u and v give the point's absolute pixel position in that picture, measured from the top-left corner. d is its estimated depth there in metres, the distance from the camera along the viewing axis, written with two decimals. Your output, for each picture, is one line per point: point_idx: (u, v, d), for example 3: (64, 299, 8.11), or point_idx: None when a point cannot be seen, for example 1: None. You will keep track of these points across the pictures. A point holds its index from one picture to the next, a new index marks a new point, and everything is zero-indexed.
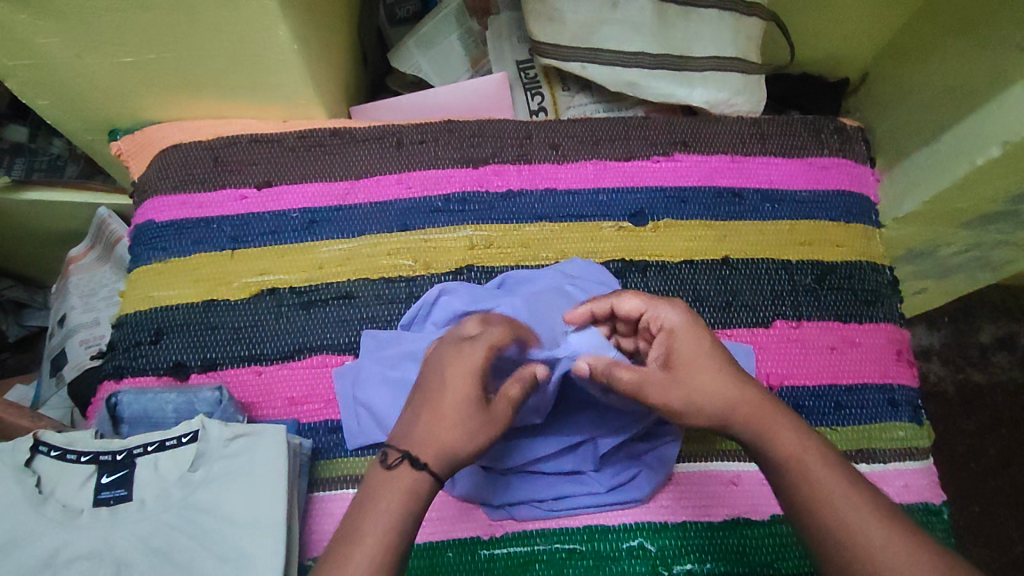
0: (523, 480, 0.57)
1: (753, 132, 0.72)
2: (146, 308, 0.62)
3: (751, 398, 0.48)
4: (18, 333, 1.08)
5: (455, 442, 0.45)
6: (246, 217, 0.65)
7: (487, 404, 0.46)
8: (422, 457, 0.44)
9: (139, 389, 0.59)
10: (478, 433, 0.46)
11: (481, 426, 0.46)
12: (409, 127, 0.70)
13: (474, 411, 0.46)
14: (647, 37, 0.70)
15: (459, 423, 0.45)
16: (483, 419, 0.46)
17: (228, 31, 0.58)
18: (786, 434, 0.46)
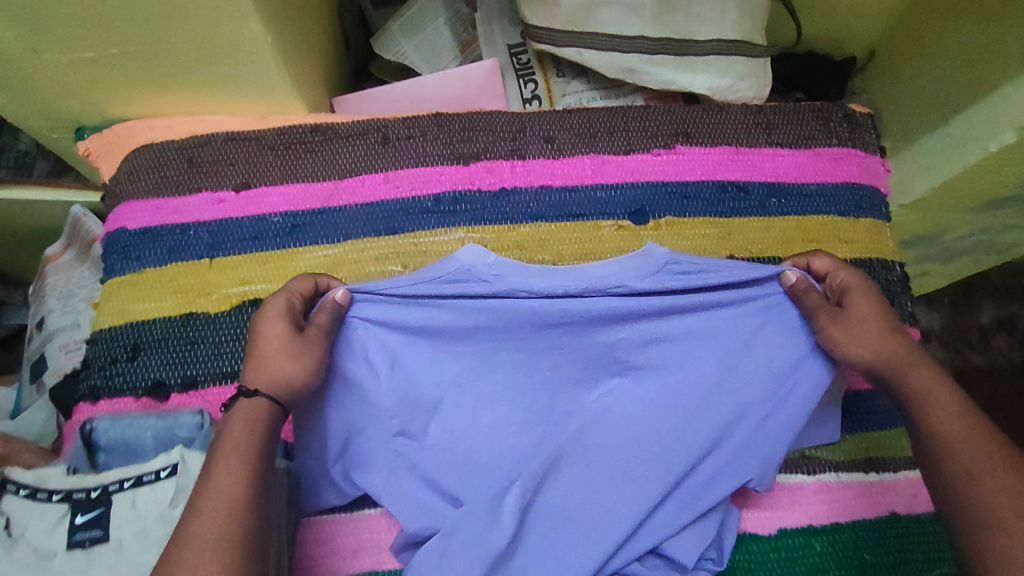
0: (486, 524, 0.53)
1: (759, 121, 0.68)
2: (121, 323, 0.59)
3: (903, 349, 0.52)
4: None
5: (290, 373, 0.50)
6: (225, 223, 0.62)
7: (288, 336, 0.51)
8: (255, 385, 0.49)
9: (116, 416, 0.56)
10: (298, 362, 0.50)
11: (303, 353, 0.51)
12: (395, 122, 0.66)
13: (297, 347, 0.51)
14: (646, 20, 0.66)
15: (292, 359, 0.50)
16: (297, 353, 0.51)
17: (197, 24, 0.53)
18: (922, 377, 0.50)
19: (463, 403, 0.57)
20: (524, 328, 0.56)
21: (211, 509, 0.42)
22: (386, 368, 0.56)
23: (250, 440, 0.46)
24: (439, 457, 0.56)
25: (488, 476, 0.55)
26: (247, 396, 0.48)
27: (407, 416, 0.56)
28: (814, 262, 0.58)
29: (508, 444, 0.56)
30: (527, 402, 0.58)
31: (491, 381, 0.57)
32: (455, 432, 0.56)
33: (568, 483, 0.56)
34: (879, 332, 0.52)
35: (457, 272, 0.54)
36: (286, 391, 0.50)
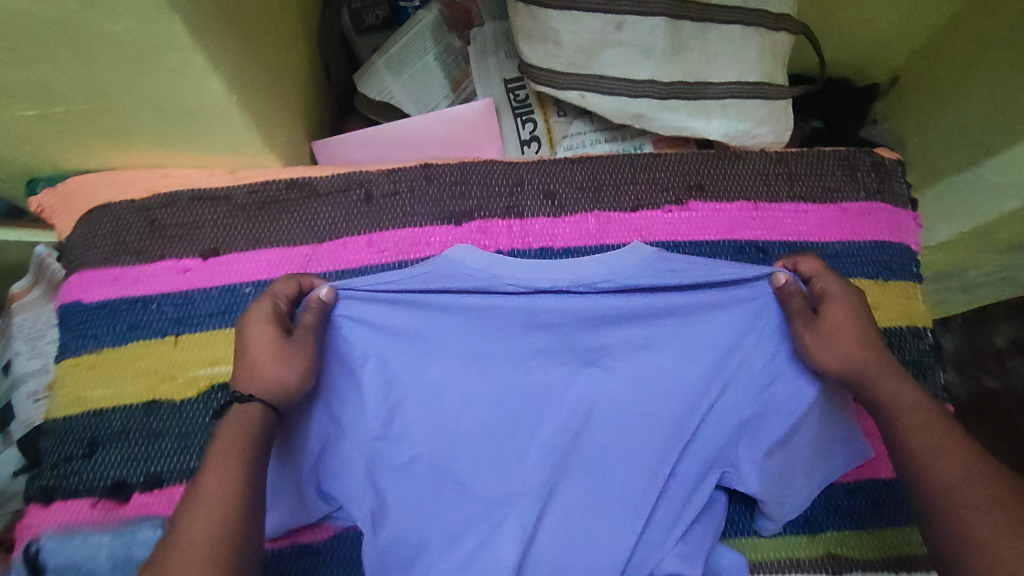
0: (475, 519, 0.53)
1: (779, 172, 0.62)
2: (76, 413, 0.54)
3: (878, 360, 0.49)
4: None
5: (281, 376, 0.48)
6: (191, 294, 0.56)
7: (277, 340, 0.48)
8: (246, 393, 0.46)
9: (64, 532, 0.51)
10: (289, 364, 0.48)
11: (295, 354, 0.49)
12: (380, 175, 0.60)
13: (289, 348, 0.48)
14: (658, 63, 0.59)
15: (283, 363, 0.48)
16: (289, 356, 0.48)
17: (152, 85, 0.47)
18: (890, 386, 0.48)
19: (447, 408, 0.54)
20: (511, 329, 0.54)
21: (203, 518, 0.39)
22: (366, 368, 0.53)
23: (243, 446, 0.43)
24: (423, 460, 0.53)
25: (477, 483, 0.54)
26: (242, 401, 0.46)
27: (394, 422, 0.53)
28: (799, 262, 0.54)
29: (492, 445, 0.54)
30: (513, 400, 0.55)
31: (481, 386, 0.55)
32: (439, 432, 0.54)
33: (561, 491, 0.55)
34: (858, 345, 0.49)
35: (445, 270, 0.52)
36: (279, 395, 0.48)
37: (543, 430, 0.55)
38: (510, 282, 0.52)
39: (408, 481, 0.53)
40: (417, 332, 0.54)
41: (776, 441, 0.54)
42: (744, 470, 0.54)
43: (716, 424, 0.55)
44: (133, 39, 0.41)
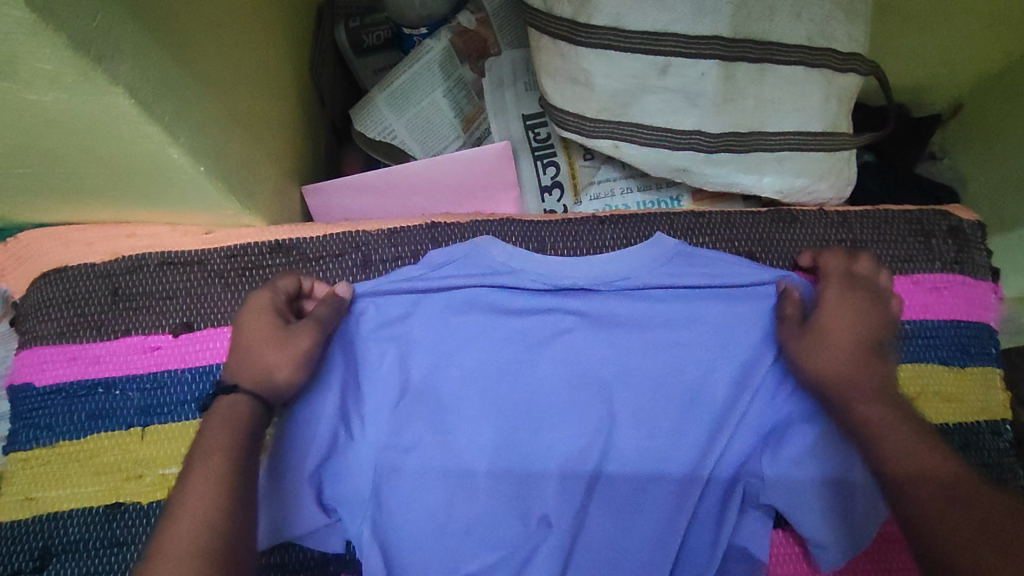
0: (492, 540, 0.46)
1: (842, 237, 0.53)
2: (27, 517, 0.46)
3: (877, 377, 0.43)
4: None
5: (272, 368, 0.41)
6: (160, 377, 0.49)
7: (272, 329, 0.43)
8: (237, 383, 0.40)
9: None
10: (280, 356, 0.42)
11: (289, 343, 0.42)
12: (378, 236, 0.52)
13: (284, 337, 0.42)
14: (706, 111, 0.50)
15: (275, 353, 0.42)
16: (280, 347, 0.42)
17: (95, 151, 0.39)
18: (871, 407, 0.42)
19: (465, 412, 0.48)
20: (535, 329, 0.50)
21: (188, 521, 0.33)
22: (373, 370, 0.48)
23: (233, 440, 0.38)
24: (436, 471, 0.46)
25: (492, 502, 0.47)
26: (228, 392, 0.40)
27: (401, 436, 0.47)
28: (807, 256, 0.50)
29: (518, 459, 0.48)
30: (538, 401, 0.49)
31: (497, 388, 0.48)
32: (454, 444, 0.47)
33: (588, 520, 0.47)
34: (840, 356, 0.44)
35: (472, 258, 0.50)
36: (270, 390, 0.41)
37: (567, 444, 0.48)
38: (532, 277, 0.50)
39: (414, 506, 0.46)
40: (434, 330, 0.49)
41: (805, 455, 0.46)
42: (770, 481, 0.46)
43: (753, 441, 0.47)
44: (65, 108, 0.33)
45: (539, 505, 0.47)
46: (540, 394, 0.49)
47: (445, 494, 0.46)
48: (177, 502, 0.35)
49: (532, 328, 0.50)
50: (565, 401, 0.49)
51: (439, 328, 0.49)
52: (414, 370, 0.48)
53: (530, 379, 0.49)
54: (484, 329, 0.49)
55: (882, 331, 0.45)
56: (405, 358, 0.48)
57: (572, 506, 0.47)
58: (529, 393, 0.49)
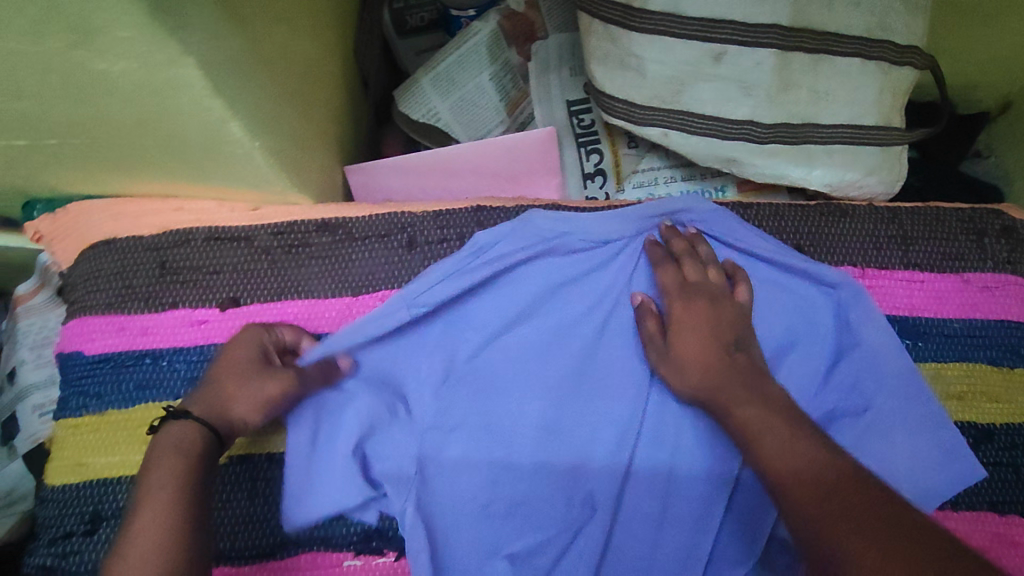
0: (532, 520, 0.47)
1: (893, 233, 0.52)
2: (78, 481, 0.47)
3: (729, 376, 0.45)
4: None
5: (234, 407, 0.43)
6: (207, 350, 0.49)
7: (248, 369, 0.44)
8: (193, 410, 0.42)
9: None
10: (247, 400, 0.44)
11: (258, 387, 0.44)
12: (424, 218, 0.52)
13: (256, 381, 0.44)
14: (758, 101, 0.50)
15: (245, 394, 0.44)
16: (249, 391, 0.44)
17: (153, 125, 0.39)
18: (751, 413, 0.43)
19: (509, 393, 0.49)
20: (578, 312, 0.51)
21: (135, 555, 0.36)
22: (424, 350, 0.50)
23: (178, 470, 0.40)
24: (480, 452, 0.48)
25: (535, 483, 0.48)
26: (182, 418, 0.42)
27: (441, 415, 0.48)
28: (698, 248, 0.50)
29: (560, 438, 0.49)
30: (579, 381, 0.50)
31: (539, 369, 0.50)
32: (499, 424, 0.49)
33: (626, 501, 0.48)
34: (698, 361, 0.46)
35: (526, 240, 0.50)
36: (227, 424, 0.43)
37: (608, 430, 0.49)
38: (579, 239, 0.51)
39: (460, 488, 0.47)
40: (483, 314, 0.51)
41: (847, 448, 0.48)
42: None
43: None
44: (131, 79, 0.33)
45: (579, 487, 0.48)
46: (581, 375, 0.50)
47: (489, 473, 0.48)
48: (126, 532, 0.37)
49: (575, 310, 0.51)
50: (606, 381, 0.50)
51: (486, 313, 0.51)
52: (463, 350, 0.50)
53: (571, 361, 0.50)
54: (528, 311, 0.51)
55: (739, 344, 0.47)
56: (455, 341, 0.50)
57: (611, 486, 0.48)
58: (571, 372, 0.50)
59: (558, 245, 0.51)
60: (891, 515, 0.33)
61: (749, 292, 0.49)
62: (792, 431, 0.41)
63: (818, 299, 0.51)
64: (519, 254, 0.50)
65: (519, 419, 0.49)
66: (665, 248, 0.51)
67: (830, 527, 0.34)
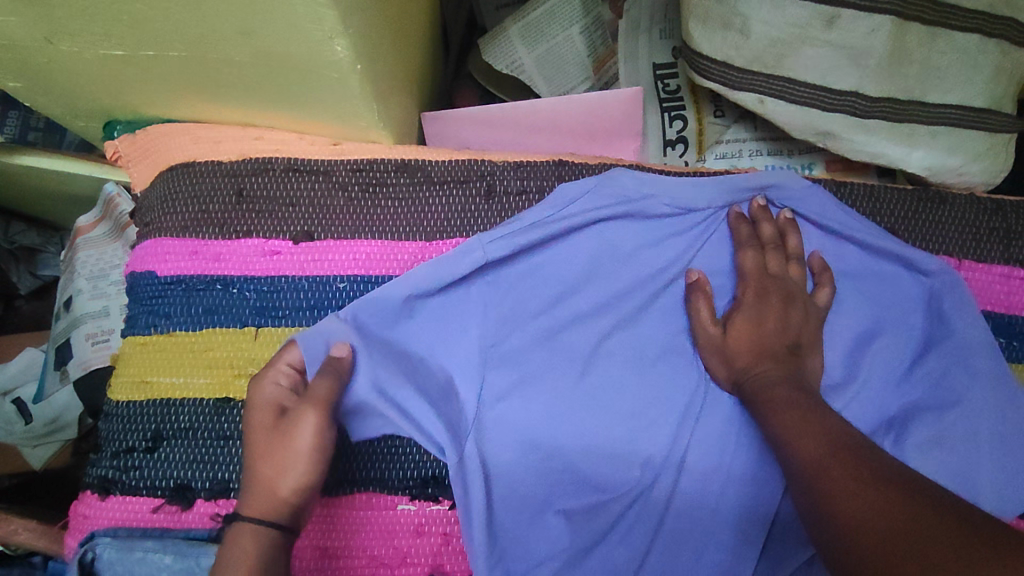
0: (591, 483, 0.46)
1: (994, 225, 0.50)
2: (141, 399, 0.48)
3: (772, 369, 0.44)
4: (31, 285, 0.92)
5: (282, 482, 0.40)
6: (278, 282, 0.49)
7: (275, 433, 0.41)
8: (248, 511, 0.39)
9: (123, 544, 0.44)
10: (289, 469, 0.40)
11: (295, 454, 0.40)
12: (504, 167, 0.51)
13: (284, 444, 0.40)
14: (866, 71, 0.48)
15: (280, 466, 0.40)
16: (285, 458, 0.40)
17: (255, 38, 0.39)
18: (787, 411, 0.41)
19: (575, 355, 0.47)
20: (654, 278, 0.49)
21: None
22: (490, 302, 0.48)
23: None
24: (542, 412, 0.46)
25: (598, 450, 0.46)
26: (243, 523, 0.39)
27: (501, 371, 0.47)
28: (788, 239, 0.48)
29: (629, 403, 0.47)
30: (650, 349, 0.48)
31: (610, 332, 0.48)
32: (565, 386, 0.47)
33: (689, 476, 0.46)
34: (747, 350, 0.45)
35: (608, 196, 0.49)
36: (284, 502, 0.40)
37: (676, 401, 0.47)
38: (665, 203, 0.49)
39: (505, 441, 0.46)
40: (555, 270, 0.48)
41: (930, 442, 0.46)
42: None
43: (877, 422, 0.47)
44: None
45: (642, 452, 0.46)
46: (651, 343, 0.48)
47: (551, 434, 0.46)
48: None
49: (653, 276, 0.49)
50: (679, 352, 0.48)
51: (559, 269, 0.48)
52: (530, 306, 0.48)
53: (644, 327, 0.48)
54: (602, 273, 0.49)
55: (798, 345, 0.46)
56: (523, 296, 0.48)
57: (675, 459, 0.46)
58: (643, 338, 0.48)
59: (645, 204, 0.49)
60: (886, 471, 0.34)
61: (830, 296, 0.48)
62: (826, 421, 0.40)
63: (907, 285, 0.49)
64: (603, 212, 0.48)
65: (587, 386, 0.47)
66: (753, 230, 0.49)
67: (828, 489, 0.35)
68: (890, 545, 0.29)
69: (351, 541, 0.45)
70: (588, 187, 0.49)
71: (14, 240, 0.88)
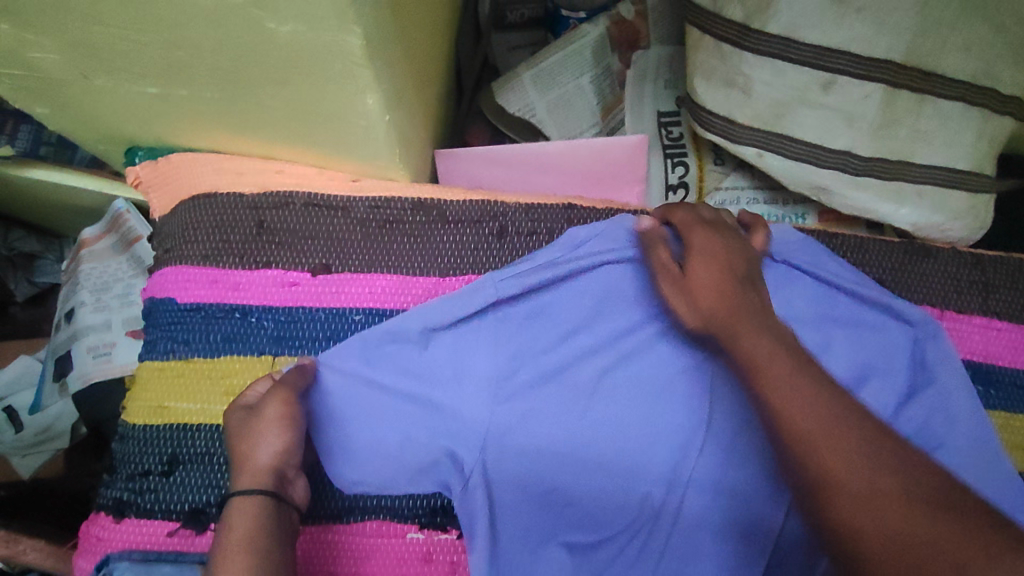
0: (593, 516, 0.48)
1: (974, 278, 0.53)
2: (158, 423, 0.49)
3: (741, 305, 0.43)
4: (27, 291, 0.90)
5: (262, 451, 0.43)
6: (295, 312, 0.51)
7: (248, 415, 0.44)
8: (242, 485, 0.41)
9: (141, 570, 0.46)
10: (267, 440, 0.43)
11: (273, 424, 0.44)
12: (517, 209, 0.53)
13: (256, 418, 0.44)
14: (859, 134, 0.51)
15: (258, 439, 0.43)
16: (260, 428, 0.43)
17: (290, 87, 0.41)
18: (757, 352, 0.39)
19: (580, 392, 0.49)
20: (655, 319, 0.51)
21: None
22: (497, 337, 0.49)
23: (254, 537, 0.39)
24: (546, 445, 0.48)
25: (599, 484, 0.48)
26: (237, 500, 0.41)
27: (509, 408, 0.48)
28: (757, 236, 0.50)
29: (629, 438, 0.48)
30: (650, 388, 0.50)
31: (614, 371, 0.50)
32: (569, 420, 0.48)
33: (685, 515, 0.48)
34: (708, 297, 0.44)
35: (609, 240, 0.51)
36: (268, 471, 0.43)
37: (672, 438, 0.49)
38: None
39: (511, 474, 0.47)
40: (561, 308, 0.51)
41: None
42: None
43: None
44: (294, 42, 0.35)
45: (639, 487, 0.48)
46: (654, 382, 0.49)
47: (555, 470, 0.48)
48: None
49: (655, 317, 0.51)
50: (678, 391, 0.49)
51: (566, 308, 0.51)
52: (537, 343, 0.50)
53: (646, 367, 0.50)
54: (608, 314, 0.51)
55: (747, 271, 0.46)
56: (531, 333, 0.50)
57: (671, 494, 0.48)
58: (645, 377, 0.50)
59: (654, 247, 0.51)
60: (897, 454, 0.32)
61: (764, 239, 0.51)
62: (797, 363, 0.38)
63: (897, 333, 0.51)
64: (607, 256, 0.51)
65: (591, 422, 0.49)
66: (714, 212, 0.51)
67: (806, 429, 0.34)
68: (863, 501, 0.31)
69: (361, 567, 0.47)
70: (590, 232, 0.52)
71: (13, 247, 0.88)
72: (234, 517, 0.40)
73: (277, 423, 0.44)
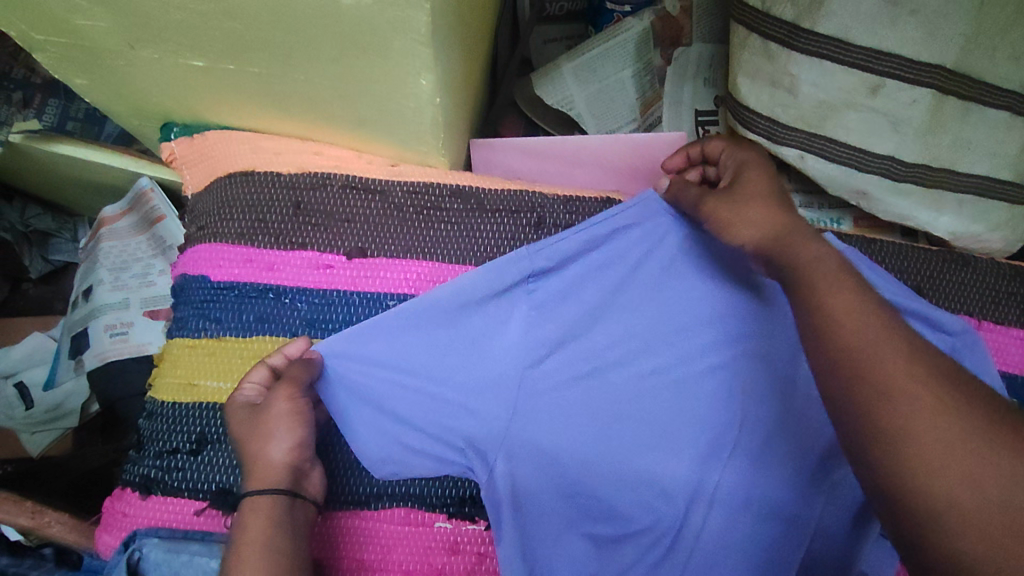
0: (617, 509, 0.47)
1: (1010, 289, 0.54)
2: (186, 401, 0.48)
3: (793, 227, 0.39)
4: (42, 269, 0.89)
5: (273, 450, 0.42)
6: (329, 295, 0.50)
7: (251, 415, 0.44)
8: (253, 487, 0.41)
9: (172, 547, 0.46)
10: (275, 438, 0.43)
11: (277, 422, 0.43)
12: (555, 201, 0.53)
13: (259, 416, 0.43)
14: (904, 139, 0.51)
15: (264, 438, 0.43)
16: (267, 427, 0.43)
17: (342, 64, 0.40)
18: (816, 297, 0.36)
19: (607, 381, 0.49)
20: (687, 316, 0.50)
21: None
22: (526, 322, 0.49)
23: (272, 540, 0.40)
24: (573, 433, 0.48)
25: (624, 477, 0.47)
26: (251, 503, 0.41)
27: (534, 393, 0.48)
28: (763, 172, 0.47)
29: (655, 432, 0.48)
30: (679, 382, 0.49)
31: (642, 364, 0.49)
32: (597, 409, 0.49)
33: (712, 522, 0.46)
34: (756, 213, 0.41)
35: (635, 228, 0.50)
36: (281, 468, 0.42)
37: (700, 435, 0.47)
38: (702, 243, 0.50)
39: (535, 460, 0.48)
40: (587, 294, 0.50)
41: None
42: None
43: None
44: (356, 16, 0.35)
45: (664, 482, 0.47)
46: (682, 375, 0.49)
47: (581, 460, 0.48)
48: None
49: (686, 312, 0.50)
50: (709, 387, 0.48)
51: (595, 295, 0.50)
52: (568, 332, 0.50)
53: (676, 361, 0.49)
54: (637, 305, 0.50)
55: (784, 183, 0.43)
56: (559, 319, 0.50)
57: (701, 498, 0.46)
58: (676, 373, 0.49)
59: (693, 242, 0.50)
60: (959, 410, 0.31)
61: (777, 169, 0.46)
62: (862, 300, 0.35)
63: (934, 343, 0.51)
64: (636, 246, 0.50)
65: (619, 412, 0.49)
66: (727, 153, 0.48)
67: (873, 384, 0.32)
68: (915, 427, 0.31)
69: (387, 555, 0.47)
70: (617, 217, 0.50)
71: (29, 224, 0.86)
72: (250, 520, 0.40)
73: (285, 419, 0.43)
